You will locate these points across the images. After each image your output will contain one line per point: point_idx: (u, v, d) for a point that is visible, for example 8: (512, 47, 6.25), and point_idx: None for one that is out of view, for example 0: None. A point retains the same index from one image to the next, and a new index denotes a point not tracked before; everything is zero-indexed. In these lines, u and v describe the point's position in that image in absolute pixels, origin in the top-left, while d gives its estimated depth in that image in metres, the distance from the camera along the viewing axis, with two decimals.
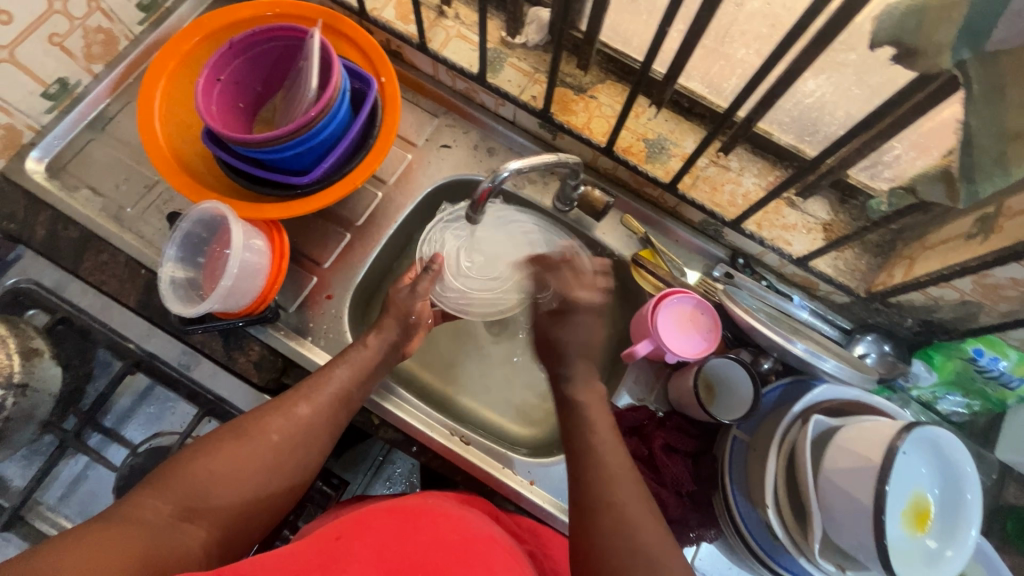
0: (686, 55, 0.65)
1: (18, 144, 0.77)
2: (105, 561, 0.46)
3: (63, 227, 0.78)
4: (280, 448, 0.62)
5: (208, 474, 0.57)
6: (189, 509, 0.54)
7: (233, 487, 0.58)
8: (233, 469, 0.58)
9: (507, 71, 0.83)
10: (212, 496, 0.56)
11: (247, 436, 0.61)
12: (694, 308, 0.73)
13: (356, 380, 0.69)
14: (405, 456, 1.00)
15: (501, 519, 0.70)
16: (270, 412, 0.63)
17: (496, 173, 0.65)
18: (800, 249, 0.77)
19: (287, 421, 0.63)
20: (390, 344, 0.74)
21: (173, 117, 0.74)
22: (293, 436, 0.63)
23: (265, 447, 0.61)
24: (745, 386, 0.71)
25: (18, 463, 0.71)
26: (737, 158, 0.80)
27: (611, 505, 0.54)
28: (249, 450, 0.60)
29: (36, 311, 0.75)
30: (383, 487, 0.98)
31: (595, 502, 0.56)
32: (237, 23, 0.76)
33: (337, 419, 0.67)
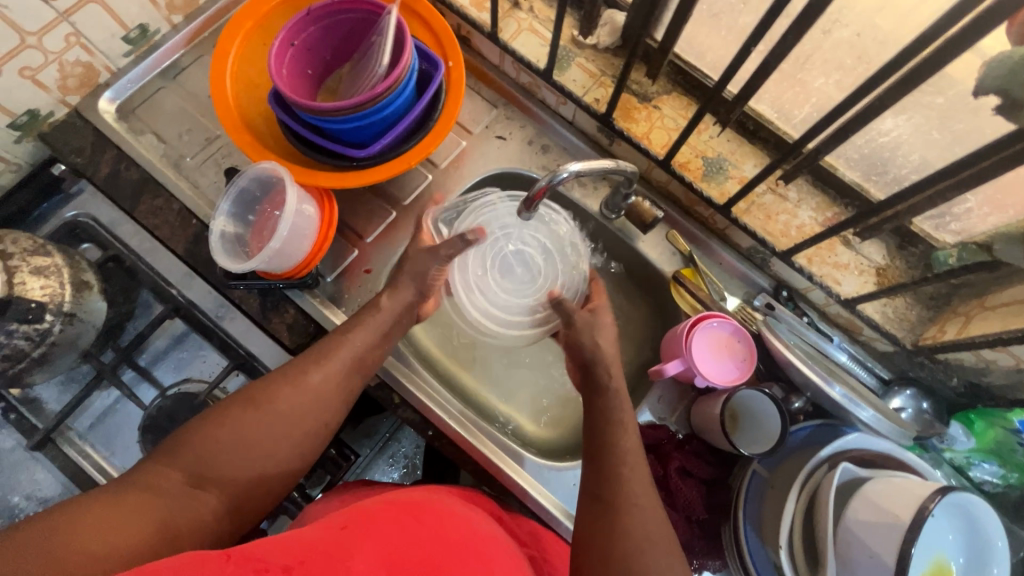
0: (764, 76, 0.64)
1: (94, 82, 0.81)
2: (118, 528, 0.47)
3: (126, 168, 0.80)
4: (291, 414, 0.61)
5: (221, 441, 0.57)
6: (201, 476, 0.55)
7: (246, 454, 0.58)
8: (244, 435, 0.58)
9: (574, 70, 0.82)
10: (223, 462, 0.56)
11: (261, 403, 0.60)
12: (731, 334, 0.71)
13: (366, 347, 0.68)
14: (411, 438, 1.04)
15: (503, 520, 0.69)
16: (278, 381, 0.62)
17: (554, 173, 0.65)
18: (849, 290, 0.75)
19: (299, 388, 0.62)
20: (406, 307, 0.71)
21: (243, 75, 0.75)
22: (306, 404, 0.62)
23: (274, 413, 0.60)
24: (773, 420, 0.68)
25: (53, 387, 0.74)
26: (797, 189, 0.78)
27: (618, 514, 0.54)
28: (260, 419, 0.59)
29: (89, 245, 0.79)
30: (386, 463, 1.03)
31: (603, 510, 0.55)
32: None
33: (349, 384, 0.66)
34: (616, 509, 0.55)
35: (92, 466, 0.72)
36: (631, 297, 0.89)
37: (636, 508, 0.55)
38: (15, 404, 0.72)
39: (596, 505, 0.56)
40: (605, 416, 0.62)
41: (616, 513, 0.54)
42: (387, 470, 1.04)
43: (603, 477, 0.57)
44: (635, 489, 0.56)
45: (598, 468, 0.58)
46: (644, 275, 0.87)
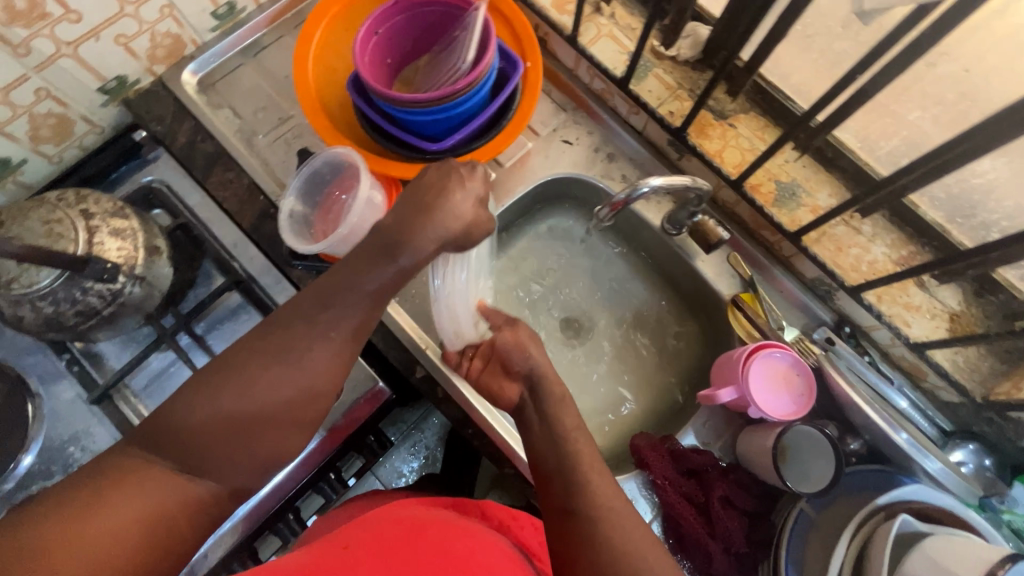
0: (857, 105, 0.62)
1: (180, 54, 0.83)
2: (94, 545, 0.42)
3: (202, 140, 0.83)
4: (281, 394, 0.52)
5: (202, 426, 0.49)
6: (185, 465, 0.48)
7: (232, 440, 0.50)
8: (225, 417, 0.50)
9: (650, 80, 0.81)
10: (204, 452, 0.49)
11: (249, 383, 0.51)
12: (789, 366, 0.69)
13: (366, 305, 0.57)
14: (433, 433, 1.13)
15: (511, 527, 0.69)
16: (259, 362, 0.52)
17: (635, 187, 0.67)
18: (919, 333, 0.72)
19: (286, 359, 0.53)
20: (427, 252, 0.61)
21: (324, 59, 0.77)
22: (298, 376, 0.53)
23: (257, 398, 0.51)
24: (824, 461, 0.66)
25: (115, 344, 0.76)
26: (872, 223, 0.75)
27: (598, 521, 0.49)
28: (239, 400, 0.51)
29: (161, 212, 0.81)
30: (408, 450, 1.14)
31: (579, 518, 0.49)
32: None
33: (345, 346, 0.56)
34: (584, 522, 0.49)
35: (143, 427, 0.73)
36: (680, 315, 0.88)
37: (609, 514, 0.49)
38: (79, 356, 0.75)
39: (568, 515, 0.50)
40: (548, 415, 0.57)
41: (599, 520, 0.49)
42: (408, 456, 1.14)
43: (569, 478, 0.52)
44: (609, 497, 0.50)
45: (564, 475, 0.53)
46: (698, 294, 0.85)
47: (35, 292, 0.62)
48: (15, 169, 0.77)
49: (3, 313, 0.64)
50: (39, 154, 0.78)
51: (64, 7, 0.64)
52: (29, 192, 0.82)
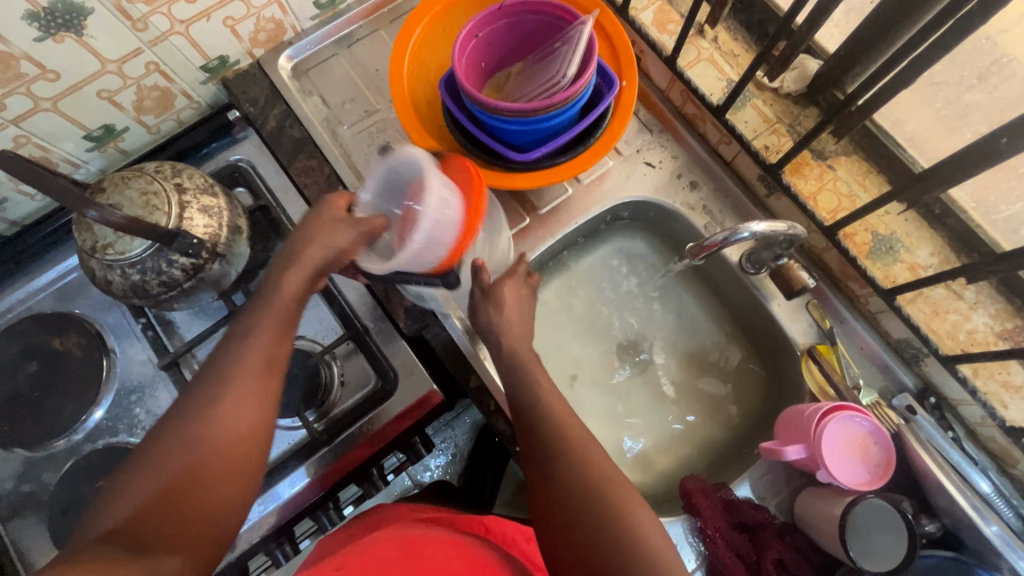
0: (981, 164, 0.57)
1: (279, 40, 0.85)
2: None
3: (290, 125, 0.84)
4: (211, 425, 0.50)
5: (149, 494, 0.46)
6: (136, 539, 0.44)
7: (181, 496, 0.47)
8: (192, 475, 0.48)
9: (748, 111, 0.77)
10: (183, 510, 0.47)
11: (192, 431, 0.49)
12: (868, 433, 0.64)
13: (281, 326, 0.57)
14: (463, 430, 1.15)
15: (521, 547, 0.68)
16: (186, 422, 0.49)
17: (734, 231, 0.64)
18: (1017, 417, 0.66)
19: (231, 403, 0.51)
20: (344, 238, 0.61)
21: (421, 58, 0.77)
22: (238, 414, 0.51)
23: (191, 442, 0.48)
24: (898, 542, 0.60)
25: (187, 314, 0.79)
26: (976, 289, 0.69)
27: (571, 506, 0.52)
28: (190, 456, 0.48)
29: (243, 191, 0.83)
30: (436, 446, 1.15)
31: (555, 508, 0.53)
32: None
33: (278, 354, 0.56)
34: (565, 504, 0.53)
35: None
36: (746, 358, 0.84)
37: (585, 500, 0.52)
38: (153, 322, 0.78)
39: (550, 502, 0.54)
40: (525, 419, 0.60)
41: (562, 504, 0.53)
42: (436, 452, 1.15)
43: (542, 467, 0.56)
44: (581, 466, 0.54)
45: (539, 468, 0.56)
46: (768, 338, 0.81)
47: (126, 260, 0.65)
48: (117, 136, 0.81)
49: (94, 275, 0.67)
50: (140, 123, 0.81)
51: None
52: (126, 158, 0.86)
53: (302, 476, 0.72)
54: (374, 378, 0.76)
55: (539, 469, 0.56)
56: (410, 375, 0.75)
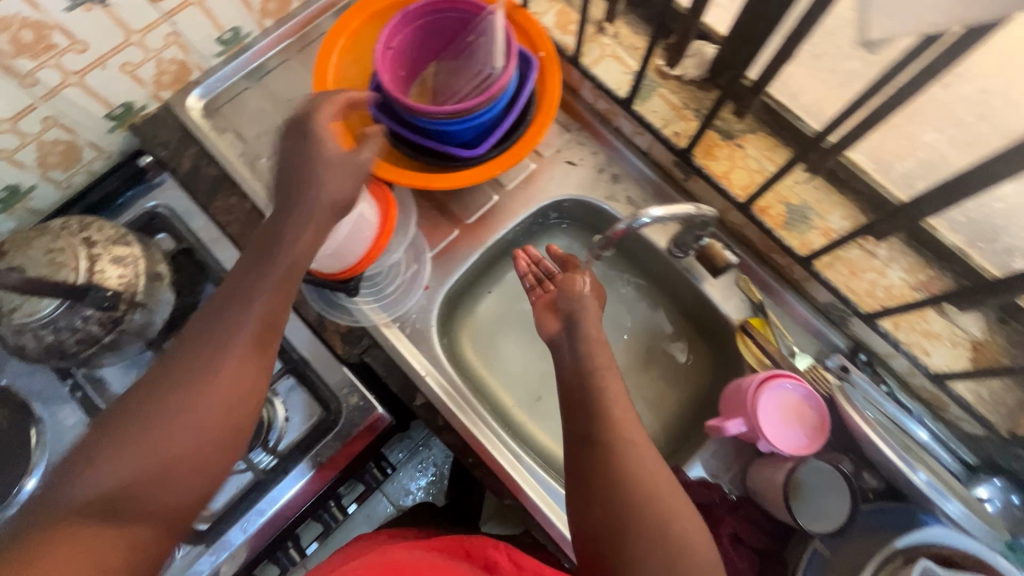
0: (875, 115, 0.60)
1: (186, 79, 0.83)
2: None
3: (206, 164, 0.83)
4: (215, 376, 0.50)
5: (148, 460, 0.45)
6: (110, 510, 0.43)
7: (161, 476, 0.46)
8: (177, 420, 0.47)
9: (655, 101, 0.79)
10: (162, 488, 0.46)
11: (181, 408, 0.48)
12: (802, 398, 0.66)
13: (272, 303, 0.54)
14: (441, 449, 1.13)
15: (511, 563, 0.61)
16: (166, 396, 0.48)
17: (635, 218, 0.61)
18: (939, 363, 0.69)
19: (224, 378, 0.50)
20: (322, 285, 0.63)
21: (344, 78, 0.77)
22: (210, 386, 0.49)
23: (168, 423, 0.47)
24: (842, 502, 0.62)
25: (117, 369, 0.76)
26: (888, 246, 0.72)
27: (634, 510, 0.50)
28: (192, 415, 0.48)
29: (165, 236, 0.81)
30: (416, 470, 1.13)
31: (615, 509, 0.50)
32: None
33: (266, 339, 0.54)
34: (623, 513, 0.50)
35: None
36: (689, 339, 0.85)
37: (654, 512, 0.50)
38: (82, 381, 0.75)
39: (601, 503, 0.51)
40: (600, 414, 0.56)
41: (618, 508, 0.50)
42: (416, 475, 1.13)
43: (607, 472, 0.52)
44: (623, 430, 0.55)
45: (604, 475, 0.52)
46: (706, 318, 0.82)
47: (36, 321, 0.62)
48: (24, 195, 0.78)
49: (6, 341, 0.64)
50: (48, 180, 0.79)
51: (70, 38, 0.65)
52: (37, 217, 0.83)
53: (252, 520, 0.70)
54: (318, 410, 0.75)
55: (603, 470, 0.53)
56: (353, 400, 0.74)
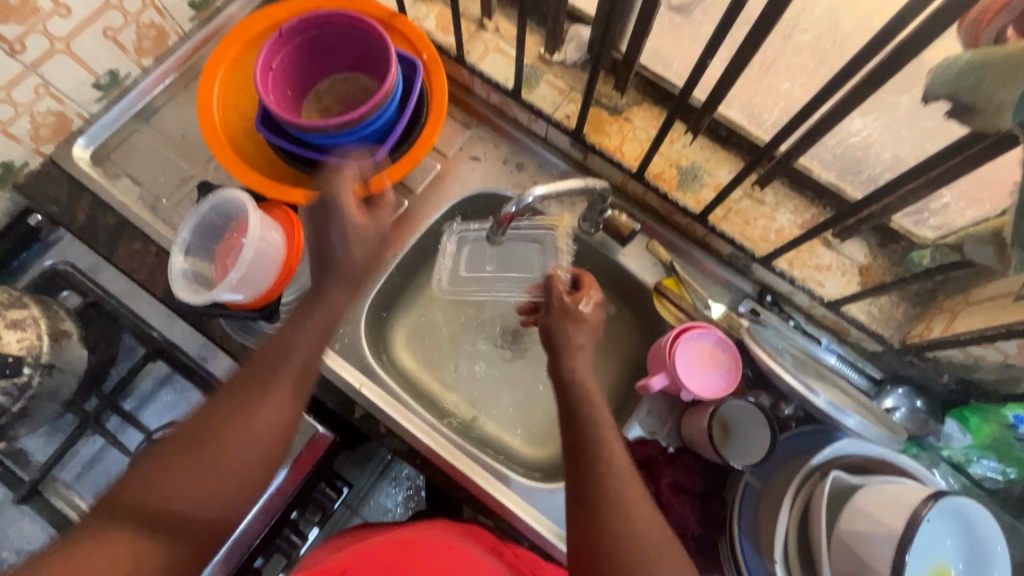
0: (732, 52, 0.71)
1: (67, 130, 0.80)
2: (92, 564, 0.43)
3: (102, 213, 0.81)
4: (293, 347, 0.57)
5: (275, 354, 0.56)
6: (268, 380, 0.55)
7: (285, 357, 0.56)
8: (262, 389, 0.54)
9: (542, 88, 0.82)
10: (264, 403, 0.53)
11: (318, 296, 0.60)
12: (715, 344, 0.70)
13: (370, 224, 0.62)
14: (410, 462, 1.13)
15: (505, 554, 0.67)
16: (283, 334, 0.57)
17: (521, 197, 0.64)
18: (833, 291, 0.74)
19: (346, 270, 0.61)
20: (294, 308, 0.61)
21: (232, 105, 0.77)
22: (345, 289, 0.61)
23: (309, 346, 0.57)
24: (762, 432, 0.68)
25: (39, 437, 0.73)
26: (773, 192, 0.77)
27: (599, 514, 0.50)
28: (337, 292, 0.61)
29: (69, 293, 0.78)
30: (389, 487, 1.12)
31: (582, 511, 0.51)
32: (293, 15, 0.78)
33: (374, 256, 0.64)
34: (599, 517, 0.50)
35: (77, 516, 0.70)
36: (616, 309, 0.88)
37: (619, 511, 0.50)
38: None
39: (577, 503, 0.52)
40: (580, 407, 0.57)
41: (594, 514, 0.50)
42: (392, 492, 1.12)
43: (585, 475, 0.52)
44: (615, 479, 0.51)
45: (579, 470, 0.53)
46: (626, 287, 0.86)
47: None
48: None
49: None
50: None
51: None
52: None
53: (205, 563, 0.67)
54: None
55: (576, 466, 0.53)
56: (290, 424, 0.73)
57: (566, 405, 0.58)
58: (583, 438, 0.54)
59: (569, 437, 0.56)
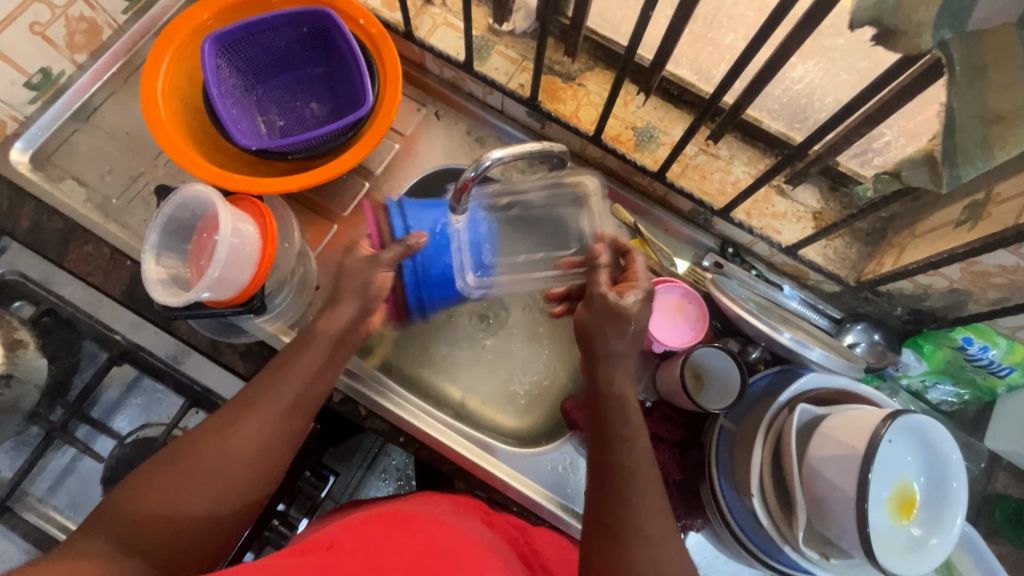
0: (674, 2, 0.68)
1: (2, 135, 0.76)
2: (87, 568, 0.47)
3: (48, 220, 0.76)
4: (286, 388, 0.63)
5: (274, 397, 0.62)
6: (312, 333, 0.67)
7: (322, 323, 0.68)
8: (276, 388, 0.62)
9: (494, 58, 0.82)
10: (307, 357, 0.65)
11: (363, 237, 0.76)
12: (681, 296, 0.73)
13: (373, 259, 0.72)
14: (397, 450, 1.12)
15: (494, 522, 0.69)
16: (205, 434, 0.58)
17: (479, 162, 0.63)
18: (790, 238, 0.77)
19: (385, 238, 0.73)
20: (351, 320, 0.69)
21: (177, 94, 0.75)
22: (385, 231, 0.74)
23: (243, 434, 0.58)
24: (734, 375, 0.70)
25: (4, 454, 0.70)
26: (727, 146, 0.79)
27: (624, 542, 0.51)
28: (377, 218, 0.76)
29: (21, 303, 0.74)
30: (378, 478, 1.11)
31: (607, 533, 0.53)
32: (245, 7, 0.77)
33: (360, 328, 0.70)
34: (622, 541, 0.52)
35: (58, 530, 0.70)
36: None
37: (644, 540, 0.52)
38: None
39: (601, 529, 0.53)
40: (616, 437, 0.58)
41: (620, 543, 0.52)
42: (381, 483, 1.11)
43: (612, 504, 0.54)
44: (643, 514, 0.53)
45: (605, 493, 0.55)
46: None
47: None
48: None
49: None
50: None
51: None
52: None
53: None
54: None
55: (603, 494, 0.55)
56: None
57: (601, 442, 0.59)
58: (609, 460, 0.57)
59: (598, 460, 0.58)
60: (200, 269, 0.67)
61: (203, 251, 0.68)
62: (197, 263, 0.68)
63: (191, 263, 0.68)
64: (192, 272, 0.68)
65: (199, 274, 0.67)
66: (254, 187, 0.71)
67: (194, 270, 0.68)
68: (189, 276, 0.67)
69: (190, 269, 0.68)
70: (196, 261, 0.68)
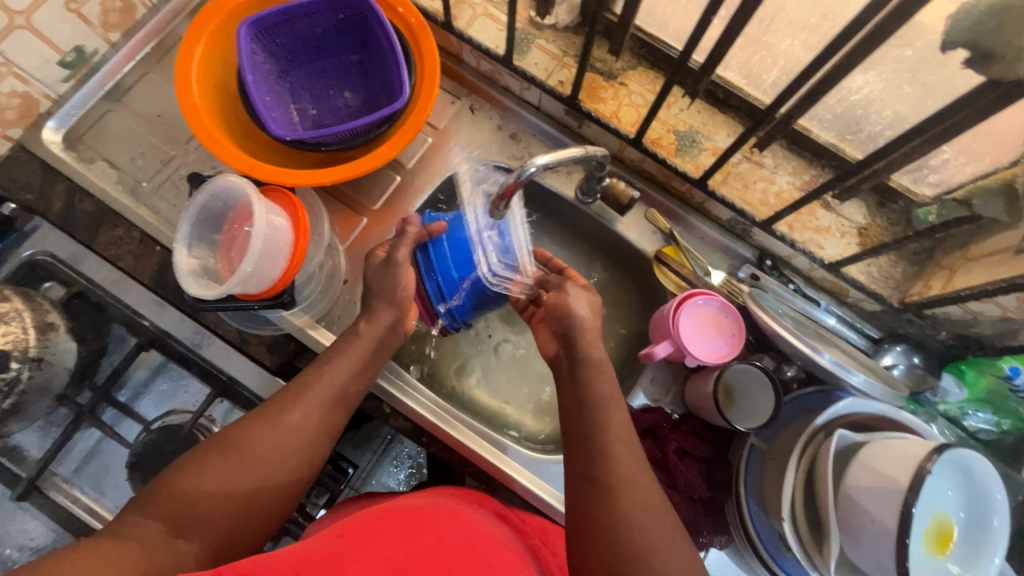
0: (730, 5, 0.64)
1: (34, 113, 0.76)
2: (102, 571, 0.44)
3: (80, 200, 0.76)
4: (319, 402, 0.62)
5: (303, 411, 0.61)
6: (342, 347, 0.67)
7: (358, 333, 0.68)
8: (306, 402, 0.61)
9: (534, 53, 0.79)
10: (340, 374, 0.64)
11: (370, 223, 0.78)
12: (718, 310, 0.71)
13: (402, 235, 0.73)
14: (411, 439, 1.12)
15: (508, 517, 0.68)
16: (257, 421, 0.59)
17: (523, 167, 0.60)
18: (833, 253, 0.74)
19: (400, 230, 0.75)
20: (388, 329, 0.68)
21: (211, 78, 0.73)
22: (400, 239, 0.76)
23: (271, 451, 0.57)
24: (767, 395, 0.69)
25: (34, 433, 0.71)
26: (772, 154, 0.76)
27: (614, 492, 0.53)
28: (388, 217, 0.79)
29: (52, 284, 0.74)
30: (391, 465, 1.11)
31: (593, 492, 0.54)
32: None
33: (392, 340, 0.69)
34: (607, 493, 0.53)
35: (83, 510, 0.70)
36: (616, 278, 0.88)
37: (632, 486, 0.54)
38: None
39: (587, 482, 0.55)
40: (593, 396, 0.60)
41: (612, 493, 0.53)
42: (394, 470, 1.11)
43: (595, 458, 0.56)
44: (627, 469, 0.55)
45: (590, 451, 0.57)
46: (625, 257, 0.85)
47: None
48: None
49: None
50: None
51: None
52: None
53: None
54: None
55: (587, 452, 0.57)
56: None
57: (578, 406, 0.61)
58: (586, 426, 0.59)
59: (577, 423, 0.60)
60: (232, 260, 0.67)
61: (235, 243, 0.67)
62: (228, 255, 0.67)
63: (222, 253, 0.67)
64: (223, 263, 0.67)
65: (231, 266, 0.67)
66: (286, 179, 0.69)
67: (225, 262, 0.67)
68: (220, 268, 0.67)
69: (222, 260, 0.67)
70: (228, 253, 0.67)
